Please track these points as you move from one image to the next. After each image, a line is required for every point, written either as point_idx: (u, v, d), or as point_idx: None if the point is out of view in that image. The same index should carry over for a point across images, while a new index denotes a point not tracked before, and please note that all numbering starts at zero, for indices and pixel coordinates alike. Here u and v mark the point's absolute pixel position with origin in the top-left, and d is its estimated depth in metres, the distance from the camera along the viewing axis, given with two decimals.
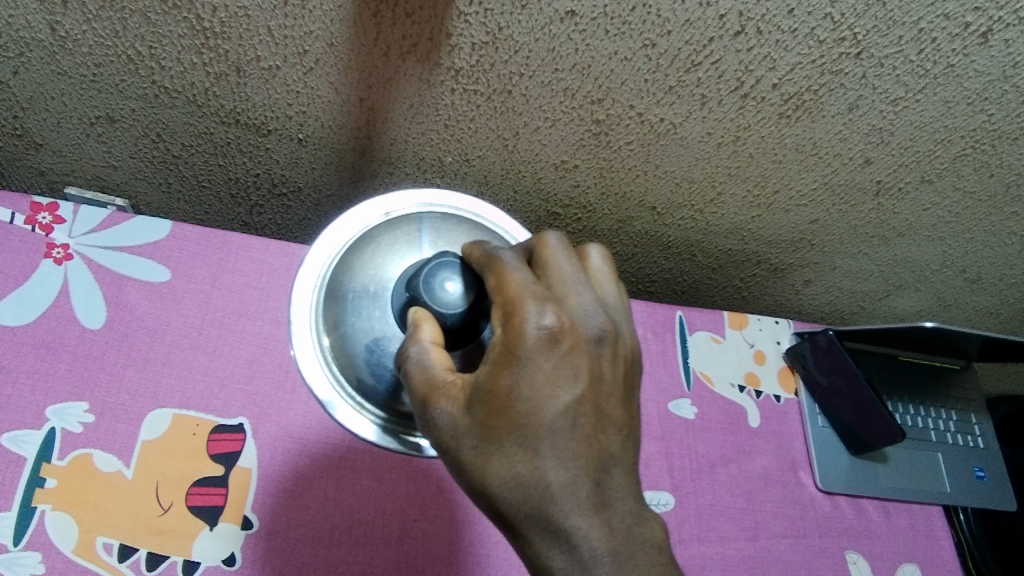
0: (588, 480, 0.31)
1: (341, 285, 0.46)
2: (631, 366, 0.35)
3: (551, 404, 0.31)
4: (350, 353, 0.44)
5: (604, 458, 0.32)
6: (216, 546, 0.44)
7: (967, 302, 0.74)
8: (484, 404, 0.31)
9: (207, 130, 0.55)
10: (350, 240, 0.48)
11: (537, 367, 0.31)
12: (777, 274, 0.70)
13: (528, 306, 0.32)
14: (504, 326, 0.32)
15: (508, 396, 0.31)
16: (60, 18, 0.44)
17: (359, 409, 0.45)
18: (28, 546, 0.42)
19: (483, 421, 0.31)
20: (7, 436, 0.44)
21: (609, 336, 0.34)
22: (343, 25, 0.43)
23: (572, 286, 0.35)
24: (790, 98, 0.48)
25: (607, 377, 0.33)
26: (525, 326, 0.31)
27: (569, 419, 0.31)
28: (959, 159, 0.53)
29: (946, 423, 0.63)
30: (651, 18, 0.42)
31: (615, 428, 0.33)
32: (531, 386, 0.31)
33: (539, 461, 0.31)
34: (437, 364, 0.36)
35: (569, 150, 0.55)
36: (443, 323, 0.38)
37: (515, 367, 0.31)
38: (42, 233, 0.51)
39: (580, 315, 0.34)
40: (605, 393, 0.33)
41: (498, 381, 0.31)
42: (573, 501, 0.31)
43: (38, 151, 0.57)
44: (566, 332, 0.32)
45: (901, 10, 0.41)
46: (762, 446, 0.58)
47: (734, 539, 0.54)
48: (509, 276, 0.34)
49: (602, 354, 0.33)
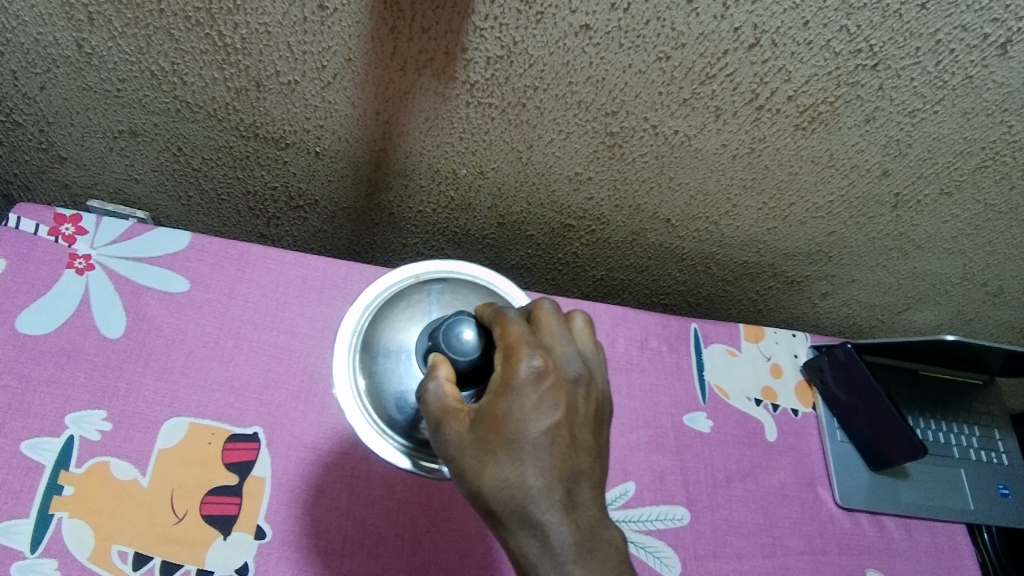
0: (559, 487, 0.31)
1: (371, 331, 0.46)
2: (603, 411, 0.35)
3: (534, 422, 0.31)
4: (379, 388, 0.44)
5: (576, 469, 0.32)
6: (229, 555, 0.44)
7: (988, 316, 0.72)
8: (481, 427, 0.32)
9: (227, 144, 0.55)
10: (384, 292, 0.49)
11: (525, 393, 0.32)
12: (794, 287, 0.69)
13: (521, 350, 0.34)
14: (501, 365, 0.34)
15: (500, 417, 0.32)
16: (86, 35, 0.45)
17: (382, 433, 0.45)
18: (44, 552, 0.42)
19: (476, 440, 0.32)
20: (26, 443, 0.45)
21: (586, 379, 0.35)
22: (361, 40, 0.44)
23: (563, 339, 0.36)
24: (807, 110, 0.48)
25: (582, 410, 0.34)
26: (518, 362, 0.33)
27: (549, 438, 0.31)
28: (979, 171, 0.53)
29: (969, 439, 0.62)
30: (665, 32, 0.42)
31: (589, 454, 0.33)
32: (520, 409, 0.32)
33: (517, 468, 0.31)
34: (447, 390, 0.36)
35: (583, 162, 0.55)
36: (457, 367, 0.38)
37: (507, 396, 0.32)
38: (65, 244, 0.52)
39: (563, 358, 0.35)
40: (580, 422, 0.33)
41: (493, 410, 0.32)
42: (547, 505, 0.31)
43: (63, 164, 0.59)
44: (551, 371, 0.33)
45: (918, 21, 0.41)
46: (779, 461, 0.57)
47: (752, 556, 0.52)
48: (509, 325, 0.37)
49: (585, 397, 0.34)
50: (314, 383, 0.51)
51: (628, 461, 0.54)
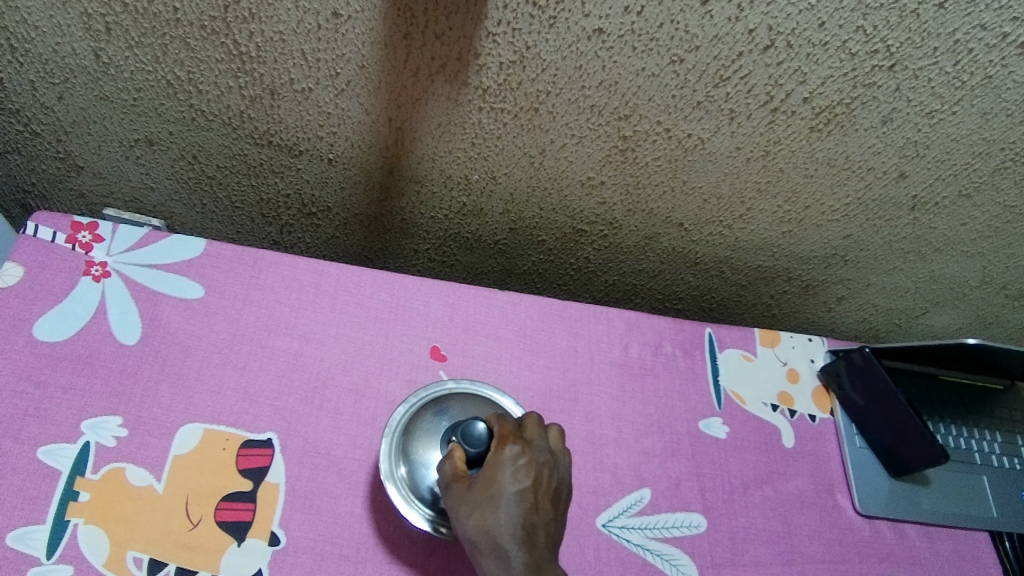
0: (523, 534, 0.36)
1: (413, 415, 0.46)
2: (566, 490, 0.40)
3: (511, 483, 0.37)
4: (416, 460, 0.44)
5: (539, 524, 0.37)
6: (244, 562, 0.44)
7: (1008, 319, 0.71)
8: (472, 485, 0.38)
9: (242, 152, 0.56)
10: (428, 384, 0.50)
11: (506, 463, 0.37)
12: (809, 291, 0.68)
13: (510, 436, 0.39)
14: (492, 445, 0.39)
15: (486, 478, 0.37)
16: (104, 45, 0.46)
17: (407, 497, 0.44)
18: (60, 559, 0.41)
19: (466, 495, 0.37)
20: (43, 449, 0.45)
21: (555, 463, 0.39)
22: (374, 47, 0.45)
23: (544, 429, 0.41)
24: (822, 112, 0.48)
25: (549, 484, 0.38)
26: (503, 443, 0.39)
27: (519, 495, 0.37)
28: (998, 172, 0.52)
29: (990, 444, 0.61)
30: (678, 34, 0.43)
31: (551, 518, 0.37)
32: (502, 475, 0.37)
33: (493, 514, 0.36)
34: (457, 463, 0.39)
35: (595, 166, 0.55)
36: (466, 453, 0.39)
37: (493, 466, 0.38)
38: (82, 251, 0.53)
39: (539, 445, 0.40)
40: (546, 492, 0.38)
41: (482, 475, 0.38)
42: (513, 540, 0.36)
43: (80, 173, 0.59)
44: (528, 450, 0.39)
45: (936, 21, 0.41)
46: (797, 467, 0.56)
47: (771, 564, 0.51)
48: (502, 418, 0.41)
49: (555, 476, 0.39)
50: (328, 389, 0.51)
51: (643, 467, 0.53)
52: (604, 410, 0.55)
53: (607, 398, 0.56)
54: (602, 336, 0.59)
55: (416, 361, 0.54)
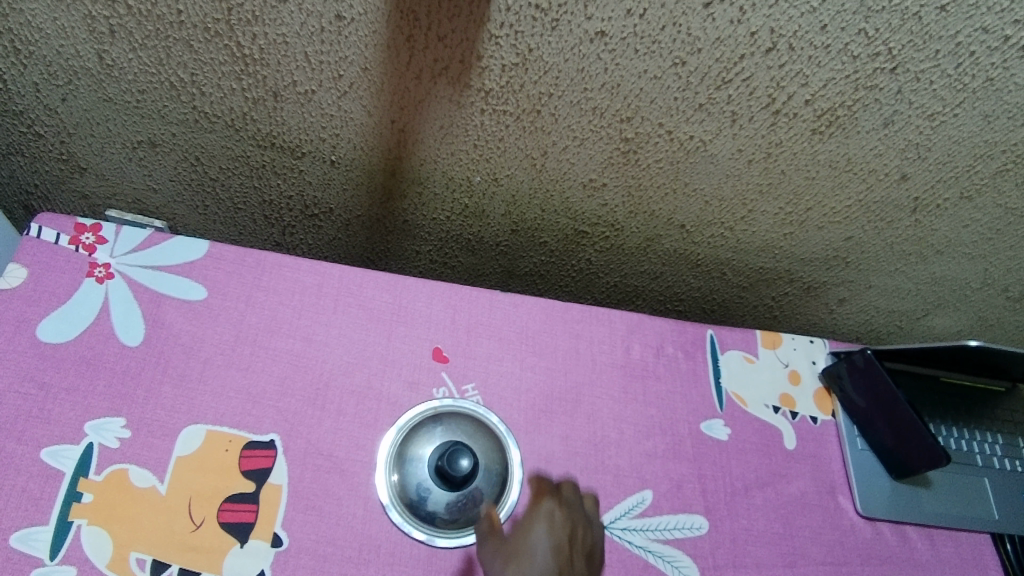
0: None
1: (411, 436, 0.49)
2: (598, 553, 0.42)
3: (546, 538, 0.40)
4: (410, 479, 0.47)
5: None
6: (247, 563, 0.44)
7: (1010, 321, 0.71)
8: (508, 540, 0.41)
9: (244, 154, 0.56)
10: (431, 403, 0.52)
11: (542, 520, 0.41)
12: (811, 293, 0.69)
13: (547, 497, 0.43)
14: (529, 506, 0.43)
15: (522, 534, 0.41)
16: (107, 47, 0.46)
17: (401, 511, 0.47)
18: (63, 560, 0.42)
19: (503, 549, 0.40)
20: (47, 451, 0.45)
21: (588, 525, 0.43)
22: (377, 49, 0.45)
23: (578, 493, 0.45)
24: (824, 114, 0.48)
25: (581, 541, 0.41)
26: (541, 501, 0.43)
27: (555, 548, 0.40)
28: (1000, 175, 0.52)
29: (992, 446, 0.61)
30: (680, 37, 0.43)
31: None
32: (537, 529, 0.40)
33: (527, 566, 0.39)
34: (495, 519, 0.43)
35: (597, 168, 0.55)
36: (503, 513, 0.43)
37: (530, 523, 0.41)
38: (86, 253, 0.53)
39: (574, 507, 0.43)
40: (577, 548, 0.41)
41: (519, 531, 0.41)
42: None
43: (83, 175, 0.59)
44: (563, 508, 0.42)
45: (937, 24, 0.41)
46: (799, 469, 0.56)
47: (772, 566, 0.51)
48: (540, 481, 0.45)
49: (586, 536, 0.42)
50: (330, 391, 0.51)
51: (645, 469, 0.53)
52: (606, 412, 0.55)
53: (609, 399, 0.56)
54: (604, 337, 0.59)
55: (419, 362, 0.54)
